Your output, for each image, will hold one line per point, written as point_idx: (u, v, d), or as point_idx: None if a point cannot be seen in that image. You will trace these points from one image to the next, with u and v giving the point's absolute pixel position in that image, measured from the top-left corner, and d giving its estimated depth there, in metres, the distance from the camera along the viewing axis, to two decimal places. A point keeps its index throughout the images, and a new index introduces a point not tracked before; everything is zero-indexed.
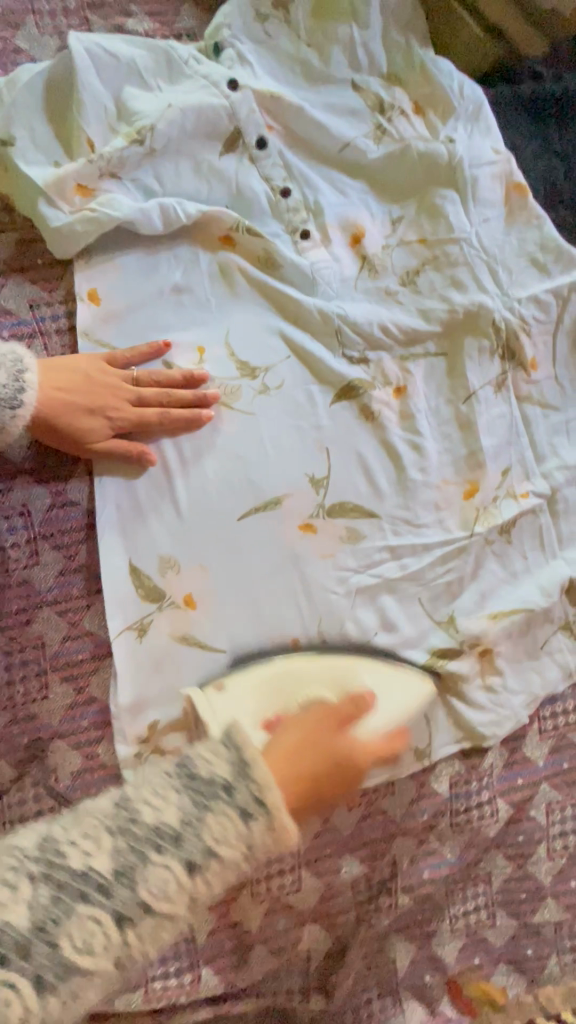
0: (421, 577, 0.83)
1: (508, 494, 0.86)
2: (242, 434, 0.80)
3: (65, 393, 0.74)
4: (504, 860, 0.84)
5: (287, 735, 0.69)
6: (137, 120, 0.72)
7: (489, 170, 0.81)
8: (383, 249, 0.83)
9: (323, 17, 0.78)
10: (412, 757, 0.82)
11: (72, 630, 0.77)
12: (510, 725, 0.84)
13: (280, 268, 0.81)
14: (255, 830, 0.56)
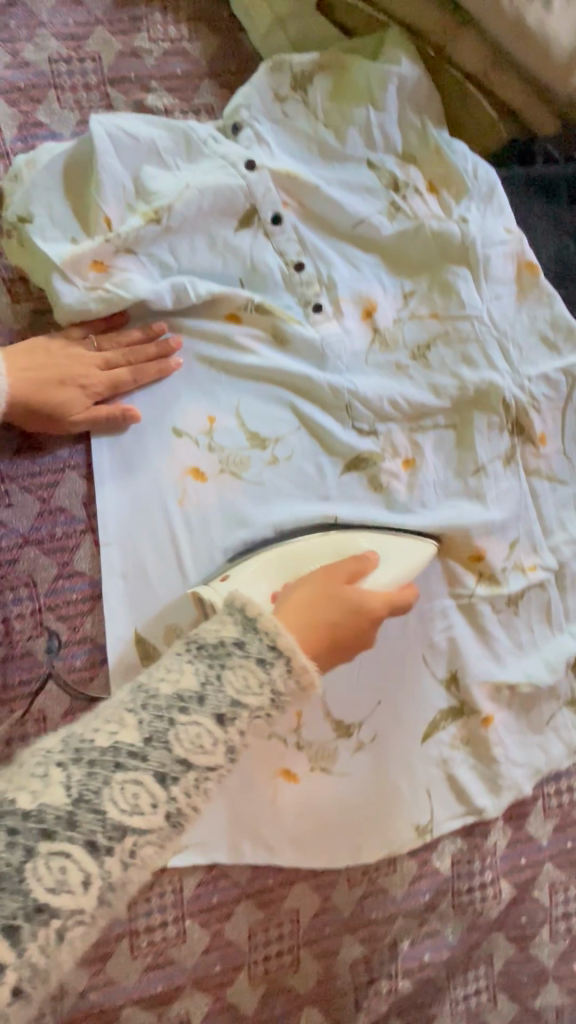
0: (422, 634, 0.83)
1: (516, 566, 0.85)
2: (250, 505, 0.80)
3: (33, 375, 0.72)
4: (506, 941, 0.82)
5: (297, 594, 0.68)
6: (155, 200, 0.74)
7: (502, 250, 0.82)
8: (394, 323, 0.83)
9: (341, 99, 0.79)
10: (412, 832, 0.81)
11: (74, 702, 0.76)
12: (513, 796, 0.83)
13: (289, 342, 0.81)
14: (276, 673, 0.56)
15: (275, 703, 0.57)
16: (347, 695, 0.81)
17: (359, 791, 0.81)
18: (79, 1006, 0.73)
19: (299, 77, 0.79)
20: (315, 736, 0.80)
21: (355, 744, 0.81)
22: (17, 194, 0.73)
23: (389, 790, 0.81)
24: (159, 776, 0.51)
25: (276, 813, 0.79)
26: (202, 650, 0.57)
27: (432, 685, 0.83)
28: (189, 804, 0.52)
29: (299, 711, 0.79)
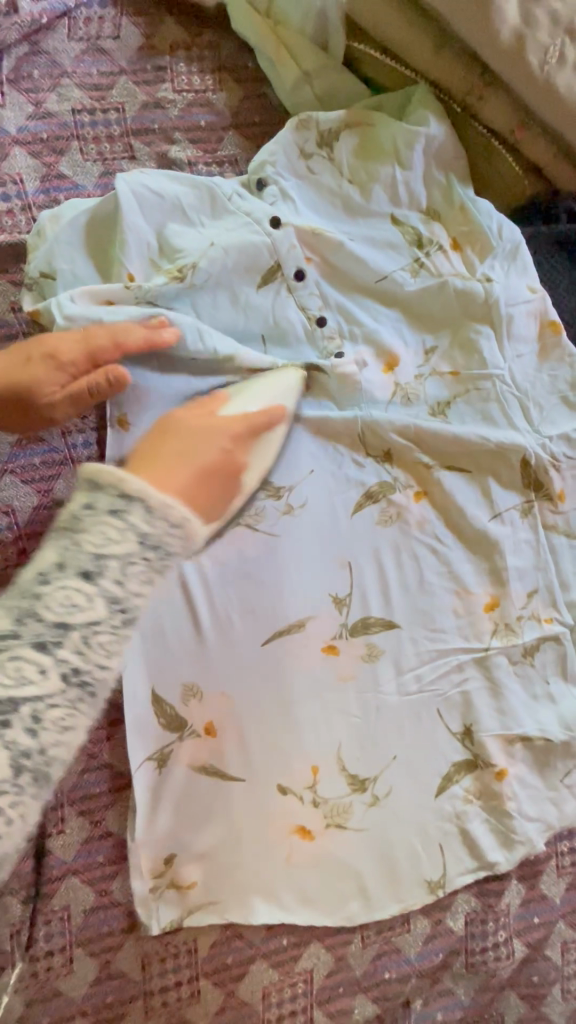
0: (438, 685, 0.83)
1: (532, 617, 0.84)
2: (266, 559, 0.81)
3: (9, 361, 0.67)
4: (517, 1000, 0.82)
5: (150, 446, 0.60)
6: (179, 257, 0.73)
7: (525, 309, 0.82)
8: (416, 378, 0.83)
9: (366, 156, 0.79)
10: (425, 889, 0.81)
11: (91, 762, 0.76)
12: (524, 851, 0.82)
13: (308, 391, 0.82)
14: (144, 518, 0.51)
15: (151, 544, 0.51)
16: (362, 747, 0.81)
17: (374, 852, 0.80)
18: None
19: (325, 134, 0.79)
20: (330, 791, 0.80)
21: (369, 800, 0.80)
22: (40, 249, 0.72)
23: (402, 846, 0.81)
24: (38, 643, 0.47)
25: (290, 874, 0.79)
26: (56, 532, 0.51)
27: (446, 738, 0.83)
28: (90, 660, 0.48)
29: (316, 765, 0.80)
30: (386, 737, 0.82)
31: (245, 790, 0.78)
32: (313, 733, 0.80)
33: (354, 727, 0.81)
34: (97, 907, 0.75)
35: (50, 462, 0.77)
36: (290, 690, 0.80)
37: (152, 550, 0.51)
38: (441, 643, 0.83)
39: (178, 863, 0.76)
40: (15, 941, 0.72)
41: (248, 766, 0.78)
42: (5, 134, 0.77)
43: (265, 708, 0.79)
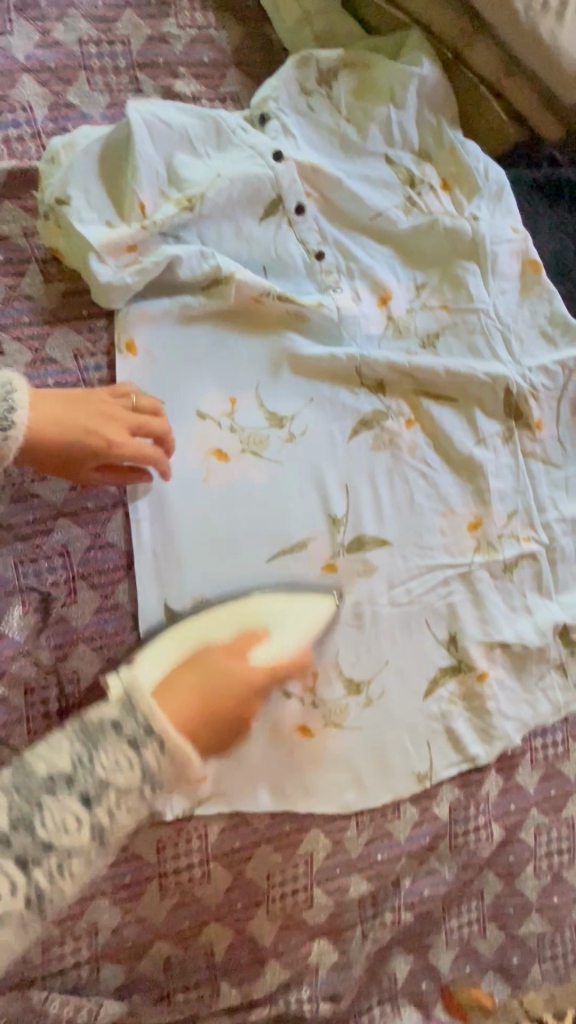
0: (426, 599, 0.89)
1: (512, 536, 0.92)
2: (271, 483, 0.86)
3: (61, 421, 0.70)
4: (495, 878, 0.91)
5: (177, 706, 0.77)
6: (187, 187, 0.77)
7: (508, 247, 0.88)
8: (407, 312, 0.88)
9: (363, 97, 0.84)
10: (413, 779, 0.89)
11: (106, 666, 0.81)
12: (502, 745, 0.91)
13: (306, 323, 0.86)
14: (152, 758, 0.73)
15: (150, 782, 0.74)
16: (358, 654, 0.88)
17: (369, 748, 0.88)
18: (113, 940, 0.80)
19: (324, 73, 0.83)
20: (329, 693, 0.87)
21: (364, 701, 0.88)
22: (55, 176, 0.74)
23: (393, 742, 0.88)
24: None
25: (292, 766, 0.86)
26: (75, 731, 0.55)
27: (433, 646, 0.90)
28: None
29: (315, 669, 0.87)
30: (378, 645, 0.89)
31: (252, 693, 0.84)
32: (314, 642, 0.86)
33: (351, 638, 0.88)
34: None
35: (63, 384, 0.79)
36: (290, 605, 0.86)
37: None
38: (429, 559, 0.89)
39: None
40: None
41: (255, 671, 0.84)
42: (13, 60, 0.79)
43: (268, 620, 0.85)
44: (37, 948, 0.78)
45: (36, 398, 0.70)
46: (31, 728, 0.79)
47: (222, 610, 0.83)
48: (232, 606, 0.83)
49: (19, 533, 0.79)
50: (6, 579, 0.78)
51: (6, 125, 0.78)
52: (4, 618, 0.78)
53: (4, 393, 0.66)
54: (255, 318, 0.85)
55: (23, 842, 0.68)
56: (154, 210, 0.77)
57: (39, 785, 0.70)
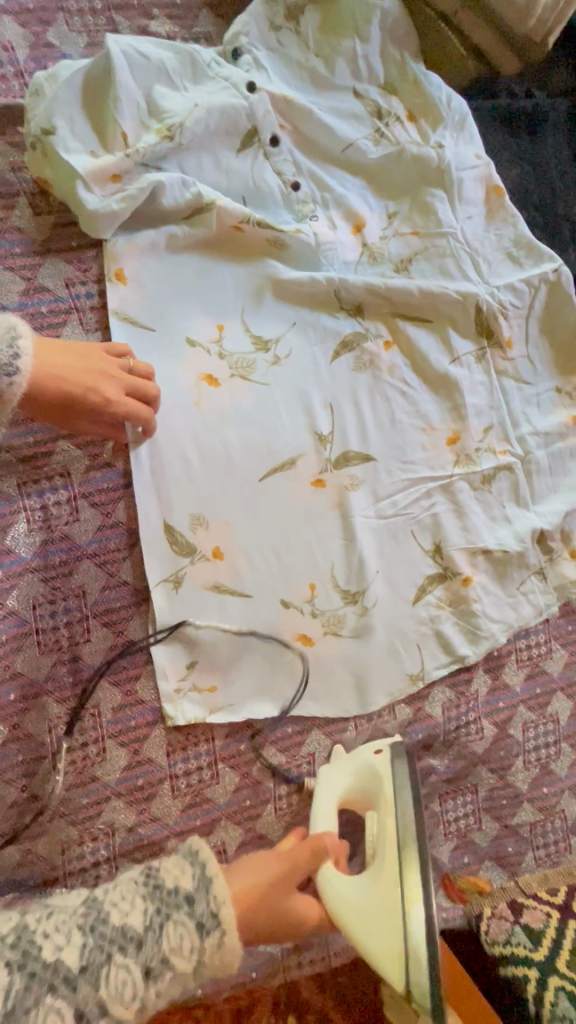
0: (412, 511, 0.94)
1: (489, 449, 0.97)
2: (260, 404, 0.89)
3: (61, 372, 0.72)
4: (488, 772, 0.98)
5: (284, 897, 0.69)
6: (167, 118, 0.81)
7: (473, 174, 0.94)
8: (381, 238, 0.94)
9: (329, 31, 0.89)
10: (407, 681, 0.94)
11: (111, 580, 0.85)
12: (488, 645, 0.97)
13: (287, 249, 0.90)
14: (207, 948, 0.58)
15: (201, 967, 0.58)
16: (353, 567, 0.91)
17: (367, 654, 0.92)
18: (129, 840, 0.83)
19: (292, 9, 0.89)
20: (326, 604, 0.90)
21: (360, 609, 0.91)
22: (40, 106, 0.78)
23: (386, 647, 0.92)
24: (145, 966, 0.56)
25: (295, 675, 0.89)
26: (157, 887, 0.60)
27: (420, 555, 0.94)
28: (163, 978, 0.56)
29: (313, 582, 0.90)
30: (368, 557, 0.92)
31: (252, 604, 0.87)
32: (310, 558, 0.90)
33: (343, 552, 0.91)
34: (124, 705, 0.84)
35: (56, 310, 0.83)
36: (283, 520, 0.89)
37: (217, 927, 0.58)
38: (412, 473, 0.94)
39: (199, 669, 0.86)
40: (53, 735, 0.81)
41: (254, 583, 0.88)
42: None
43: (265, 537, 0.88)
44: (57, 850, 0.81)
45: (40, 349, 0.71)
46: (41, 641, 0.82)
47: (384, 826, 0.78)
48: (390, 852, 0.75)
49: (21, 454, 0.83)
50: (10, 498, 0.82)
51: None
52: (10, 536, 0.82)
53: (9, 337, 0.64)
54: (237, 248, 0.89)
55: (84, 994, 0.53)
56: (136, 141, 0.81)
57: (112, 935, 0.56)
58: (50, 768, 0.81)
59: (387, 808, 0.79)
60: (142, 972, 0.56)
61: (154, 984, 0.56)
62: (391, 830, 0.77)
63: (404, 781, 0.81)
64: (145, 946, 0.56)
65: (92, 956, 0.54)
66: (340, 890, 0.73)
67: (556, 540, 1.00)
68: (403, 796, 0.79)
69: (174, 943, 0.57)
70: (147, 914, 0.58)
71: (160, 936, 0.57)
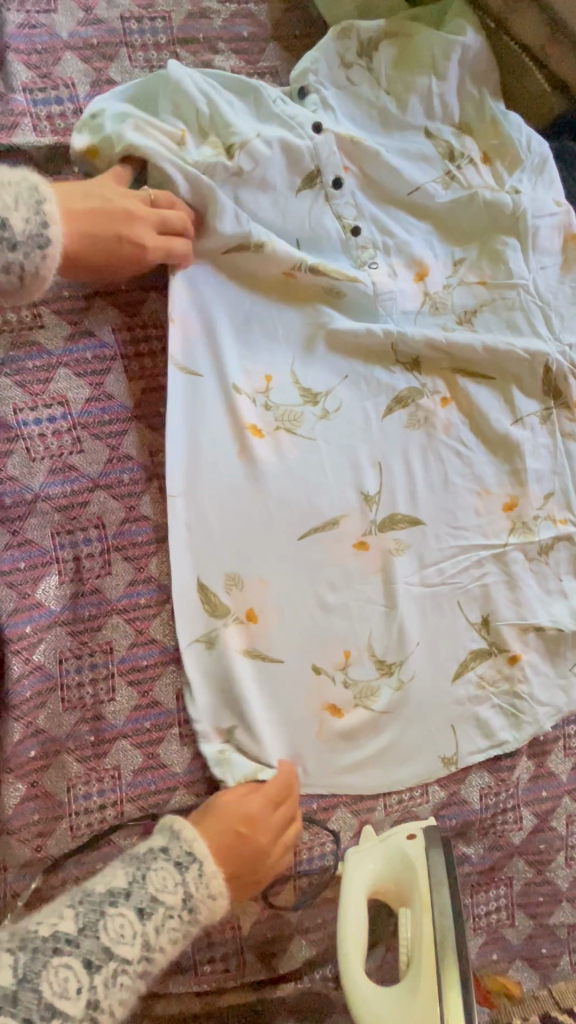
0: (458, 582, 0.87)
1: (549, 517, 0.90)
2: (305, 458, 0.84)
3: (89, 224, 0.69)
4: (525, 865, 0.90)
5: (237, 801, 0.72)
6: (226, 132, 0.78)
7: (550, 222, 0.89)
8: (444, 287, 0.88)
9: (404, 66, 0.86)
10: (438, 763, 0.87)
11: (139, 637, 0.81)
12: (533, 729, 0.89)
13: (341, 297, 0.85)
14: (189, 880, 0.62)
15: (189, 909, 0.62)
16: (392, 635, 0.85)
17: (401, 729, 0.85)
18: None
19: (366, 44, 0.86)
20: (360, 673, 0.84)
21: (396, 683, 0.85)
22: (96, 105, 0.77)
23: (422, 723, 0.86)
24: (138, 910, 0.59)
25: (321, 746, 0.83)
26: (129, 857, 0.63)
27: (465, 627, 0.88)
28: (158, 876, 0.61)
29: (347, 647, 0.84)
30: (409, 625, 0.85)
31: (285, 670, 0.82)
32: (347, 618, 0.84)
33: (384, 620, 0.85)
34: (145, 769, 0.80)
35: (101, 357, 0.83)
36: (323, 582, 0.83)
37: (187, 914, 0.61)
38: (463, 538, 0.87)
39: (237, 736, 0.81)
40: (71, 796, 0.79)
41: (287, 648, 0.82)
42: (57, 38, 0.82)
43: (303, 600, 0.83)
44: None
45: (59, 199, 0.67)
46: (65, 698, 0.79)
47: (424, 931, 0.70)
48: (428, 961, 0.68)
49: (57, 503, 0.80)
50: (43, 548, 0.79)
51: (50, 102, 0.81)
52: (41, 588, 0.79)
53: (34, 201, 0.63)
54: (286, 295, 0.85)
55: (88, 946, 0.56)
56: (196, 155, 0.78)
57: (98, 898, 0.59)
58: (66, 829, 0.78)
59: (424, 908, 0.71)
60: (136, 910, 0.59)
61: (152, 921, 0.59)
62: (427, 934, 0.69)
63: (442, 879, 0.73)
64: (132, 892, 0.60)
65: (87, 916, 0.58)
66: (365, 999, 0.68)
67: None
68: (442, 895, 0.71)
69: (158, 883, 0.61)
70: (130, 874, 0.61)
71: (144, 883, 0.61)
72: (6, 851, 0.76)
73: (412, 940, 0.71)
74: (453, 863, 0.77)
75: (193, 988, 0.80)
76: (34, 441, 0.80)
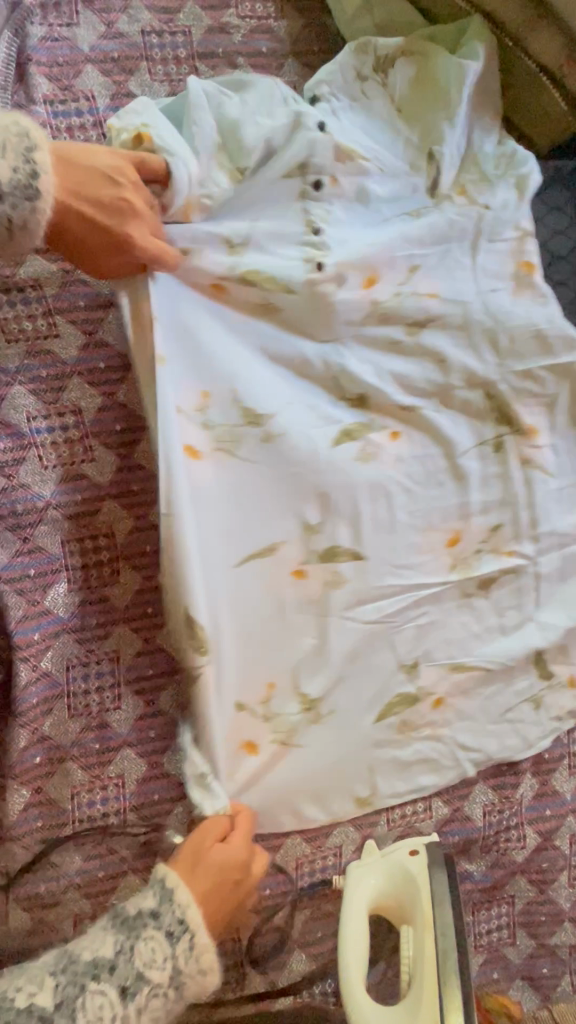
0: (393, 622, 0.83)
1: (493, 551, 0.87)
2: (243, 484, 0.77)
3: (85, 199, 0.67)
4: (527, 884, 0.90)
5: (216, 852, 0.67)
6: (239, 149, 0.77)
7: (503, 250, 0.89)
8: (395, 295, 0.84)
9: (421, 85, 0.88)
10: (354, 801, 0.85)
11: (146, 645, 0.82)
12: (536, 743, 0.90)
13: (278, 311, 0.80)
14: (179, 951, 0.60)
15: (176, 983, 0.60)
16: (316, 670, 0.80)
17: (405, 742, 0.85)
18: None
19: (382, 60, 0.87)
20: (281, 708, 0.79)
21: (312, 715, 0.81)
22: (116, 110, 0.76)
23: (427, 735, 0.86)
24: (120, 989, 0.58)
25: (248, 780, 0.79)
26: (118, 920, 0.61)
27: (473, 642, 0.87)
28: (144, 949, 0.59)
29: (271, 682, 0.79)
30: (339, 661, 0.81)
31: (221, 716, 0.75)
32: (275, 651, 0.78)
33: (322, 654, 0.80)
34: (150, 778, 0.81)
35: (115, 366, 0.84)
36: (260, 618, 0.77)
37: (174, 987, 0.60)
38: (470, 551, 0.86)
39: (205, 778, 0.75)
40: (75, 804, 0.79)
41: (224, 687, 0.75)
42: (79, 51, 0.83)
43: (241, 635, 0.76)
44: (69, 921, 0.77)
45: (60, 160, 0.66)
46: (71, 706, 0.79)
47: (425, 951, 0.69)
48: (429, 980, 0.67)
49: (68, 512, 0.81)
50: (52, 555, 0.80)
51: (69, 115, 0.82)
52: (49, 596, 0.79)
53: (25, 149, 0.62)
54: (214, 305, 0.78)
55: None
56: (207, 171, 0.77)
57: (82, 971, 0.58)
58: (70, 838, 0.78)
59: (425, 927, 0.71)
60: (118, 990, 0.58)
61: (134, 1000, 0.58)
62: (429, 953, 0.69)
63: (443, 898, 0.72)
64: (117, 967, 0.58)
65: (66, 992, 0.57)
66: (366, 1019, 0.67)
67: (558, 664, 0.90)
68: (444, 915, 0.71)
69: (146, 958, 0.59)
70: (118, 943, 0.59)
71: (132, 957, 0.59)
72: (10, 858, 0.77)
73: (413, 960, 0.71)
74: (456, 884, 0.76)
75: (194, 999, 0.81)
76: (47, 449, 0.81)
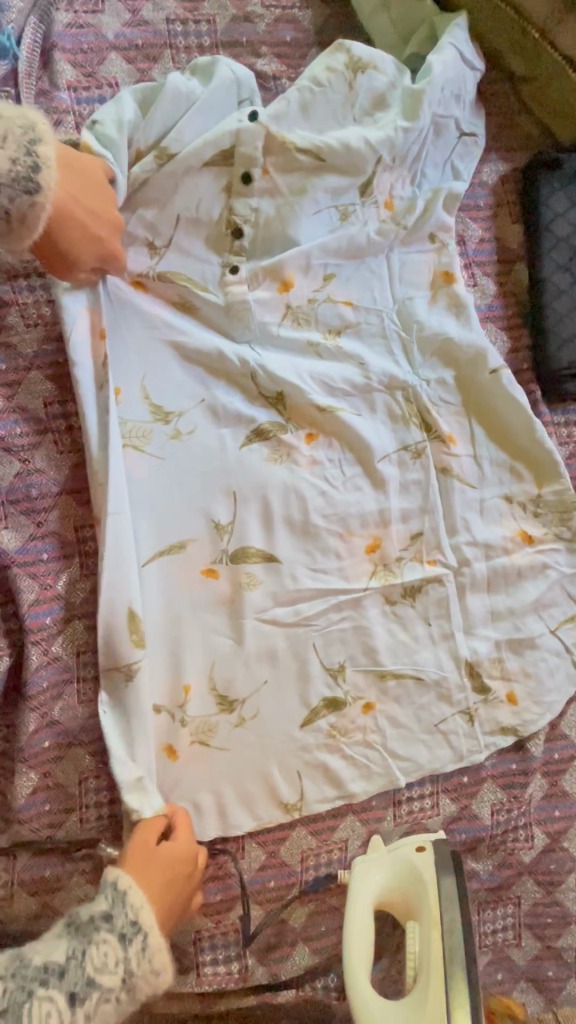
0: (310, 624, 0.83)
1: (414, 559, 0.88)
2: (152, 480, 0.80)
3: (79, 205, 0.70)
4: (534, 885, 0.89)
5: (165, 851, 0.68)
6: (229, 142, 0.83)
7: (419, 256, 0.94)
8: (308, 301, 0.89)
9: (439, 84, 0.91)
10: (280, 809, 0.83)
11: None
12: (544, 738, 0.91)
13: (196, 310, 0.85)
14: (131, 954, 0.59)
15: (129, 986, 0.59)
16: (235, 673, 0.80)
17: (411, 731, 0.86)
18: None
19: None
20: (198, 710, 0.79)
21: (236, 721, 0.80)
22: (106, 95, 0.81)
23: (434, 725, 0.86)
24: (69, 994, 0.57)
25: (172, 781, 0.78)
26: (69, 926, 0.60)
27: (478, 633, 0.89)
28: (95, 954, 0.58)
29: (187, 684, 0.79)
30: (255, 664, 0.81)
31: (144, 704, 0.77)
32: (187, 651, 0.79)
33: (231, 657, 0.81)
34: None
35: None
36: (172, 616, 0.79)
37: (125, 991, 0.59)
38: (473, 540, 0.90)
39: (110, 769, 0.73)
40: (82, 788, 0.79)
41: None
42: (103, 38, 0.83)
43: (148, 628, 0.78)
44: (73, 904, 0.78)
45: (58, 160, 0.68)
46: (81, 690, 0.79)
47: (431, 945, 0.69)
48: (435, 976, 0.67)
49: (82, 496, 0.81)
50: (64, 539, 0.80)
51: (92, 100, 0.82)
52: (61, 580, 0.79)
53: (26, 141, 0.64)
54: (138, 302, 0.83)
55: None
56: (129, 139, 0.79)
57: (32, 972, 0.57)
58: (75, 822, 0.78)
59: (433, 924, 0.70)
60: (66, 994, 0.57)
61: (83, 1007, 0.57)
62: (435, 947, 0.69)
63: (451, 894, 0.72)
64: (68, 971, 0.58)
65: (14, 997, 0.56)
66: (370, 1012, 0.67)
67: (494, 679, 0.89)
68: (452, 909, 0.71)
69: (98, 962, 0.58)
70: (70, 949, 0.58)
71: (83, 962, 0.58)
72: (15, 840, 0.77)
73: (419, 954, 0.70)
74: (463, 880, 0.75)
75: (194, 989, 0.80)
76: (62, 433, 0.81)
